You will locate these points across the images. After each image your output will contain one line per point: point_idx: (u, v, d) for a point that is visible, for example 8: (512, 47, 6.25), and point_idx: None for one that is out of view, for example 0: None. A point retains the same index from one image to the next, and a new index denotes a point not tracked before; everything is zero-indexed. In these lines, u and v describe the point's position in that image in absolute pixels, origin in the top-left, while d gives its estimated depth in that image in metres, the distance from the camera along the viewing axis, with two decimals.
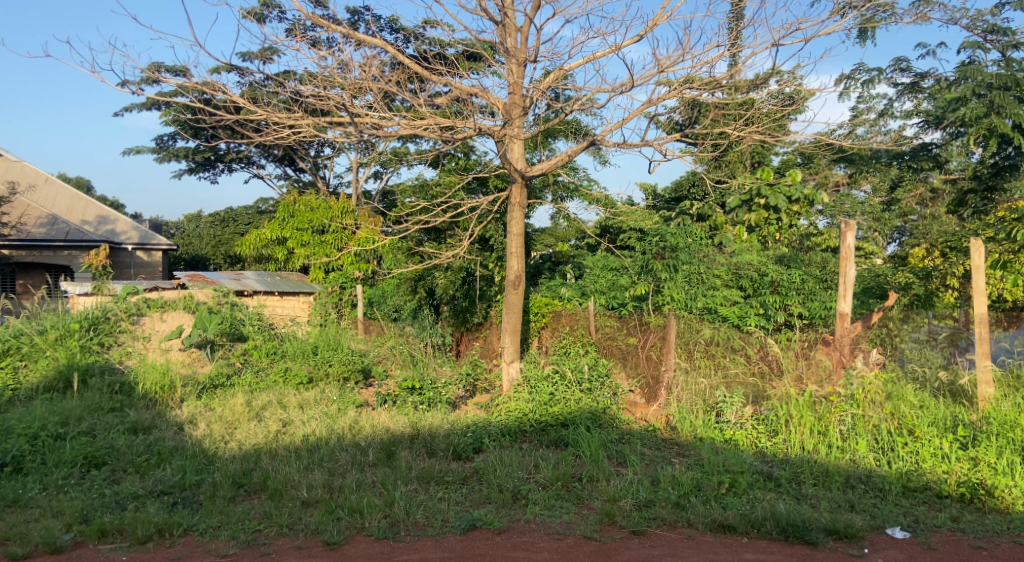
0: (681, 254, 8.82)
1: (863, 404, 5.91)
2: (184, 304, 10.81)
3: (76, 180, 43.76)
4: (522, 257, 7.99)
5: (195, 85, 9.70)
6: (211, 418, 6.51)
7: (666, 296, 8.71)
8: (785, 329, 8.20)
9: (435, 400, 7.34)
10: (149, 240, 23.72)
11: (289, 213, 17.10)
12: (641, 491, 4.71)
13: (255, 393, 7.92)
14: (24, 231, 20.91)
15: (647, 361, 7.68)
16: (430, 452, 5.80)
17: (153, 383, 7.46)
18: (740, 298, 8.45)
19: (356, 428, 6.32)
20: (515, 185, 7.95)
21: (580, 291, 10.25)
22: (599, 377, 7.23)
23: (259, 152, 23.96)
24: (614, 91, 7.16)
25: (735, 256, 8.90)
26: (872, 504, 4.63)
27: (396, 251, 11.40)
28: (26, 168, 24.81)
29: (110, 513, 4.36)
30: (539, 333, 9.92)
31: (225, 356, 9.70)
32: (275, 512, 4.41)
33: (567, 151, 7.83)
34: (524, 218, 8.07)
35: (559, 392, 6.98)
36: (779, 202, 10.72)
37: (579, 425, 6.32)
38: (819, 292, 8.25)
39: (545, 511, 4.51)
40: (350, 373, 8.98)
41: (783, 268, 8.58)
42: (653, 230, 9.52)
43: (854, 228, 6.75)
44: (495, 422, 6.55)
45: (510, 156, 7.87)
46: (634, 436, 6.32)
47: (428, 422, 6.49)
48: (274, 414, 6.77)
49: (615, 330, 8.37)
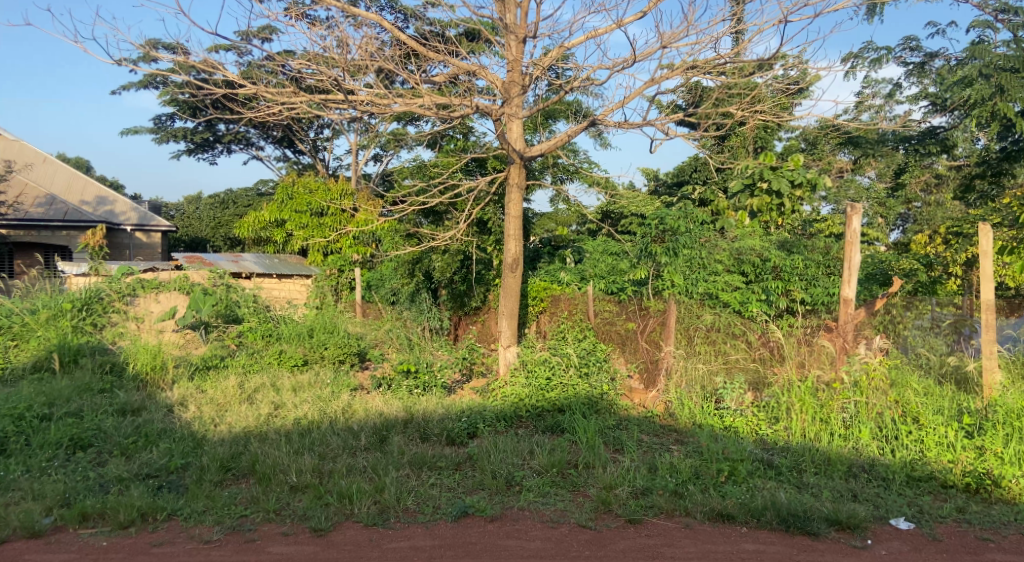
0: (682, 237, 8.70)
1: (867, 392, 5.78)
2: (179, 284, 10.68)
3: (76, 160, 43.66)
4: (521, 239, 7.80)
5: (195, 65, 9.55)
6: (202, 401, 6.40)
7: (666, 280, 8.56)
8: (787, 314, 8.06)
9: (431, 384, 7.19)
10: (149, 221, 23.59)
11: (288, 195, 16.94)
12: (638, 479, 4.59)
13: (249, 376, 7.82)
14: (22, 211, 20.76)
15: (647, 347, 7.55)
16: (424, 438, 5.68)
17: (144, 364, 7.34)
18: (741, 284, 8.35)
19: (349, 412, 6.20)
20: (514, 165, 7.73)
21: (580, 275, 10.13)
22: (596, 361, 7.11)
23: (258, 134, 23.77)
24: (616, 67, 6.93)
25: (737, 241, 8.81)
26: (875, 493, 4.52)
27: (394, 233, 11.25)
28: (25, 147, 24.59)
29: (92, 497, 4.24)
30: (537, 317, 9.79)
31: (219, 337, 9.61)
32: (263, 498, 4.30)
33: (567, 131, 7.62)
34: (523, 200, 7.85)
35: (556, 376, 6.84)
36: (782, 186, 10.80)
37: (576, 411, 6.21)
38: (822, 279, 8.09)
39: (539, 499, 4.40)
40: (346, 356, 8.84)
41: (785, 254, 8.47)
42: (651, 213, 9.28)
43: (860, 213, 6.55)
44: (491, 407, 6.42)
45: (509, 136, 7.63)
46: (632, 423, 6.21)
47: (423, 406, 6.37)
48: (266, 397, 6.64)
49: (615, 314, 8.28)
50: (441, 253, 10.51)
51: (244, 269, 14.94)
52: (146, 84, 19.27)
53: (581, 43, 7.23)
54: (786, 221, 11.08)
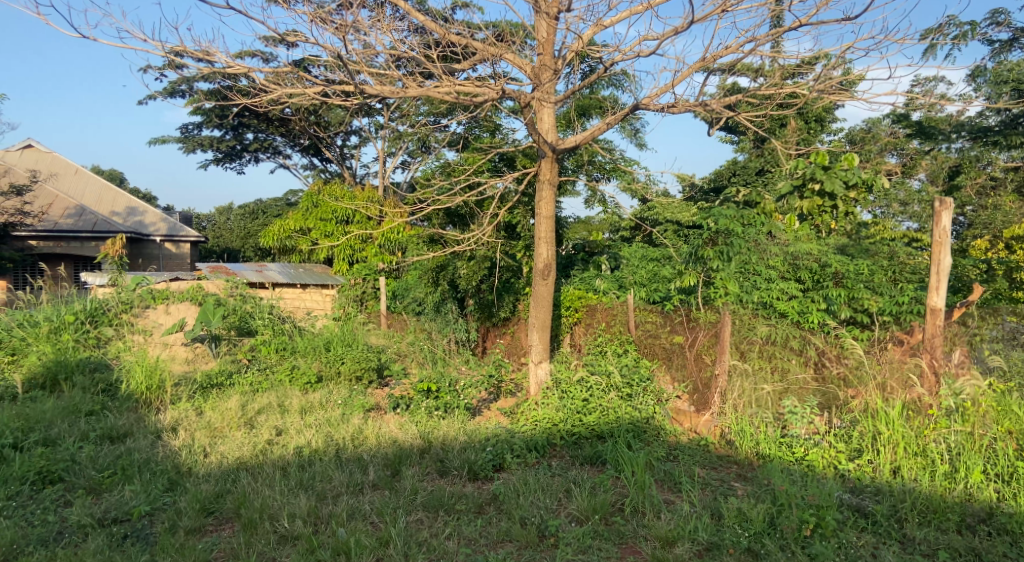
0: (735, 241, 7.70)
1: (971, 421, 4.84)
2: (191, 295, 10.11)
3: (110, 172, 44.38)
4: (553, 242, 6.95)
5: (221, 86, 9.09)
6: (196, 425, 5.70)
7: (718, 287, 7.61)
8: (854, 326, 7.05)
9: (453, 405, 6.35)
10: (178, 231, 23.39)
11: (313, 204, 16.48)
12: (700, 531, 3.74)
13: (256, 394, 7.15)
14: (51, 222, 20.62)
15: (696, 365, 6.70)
16: (443, 472, 4.90)
17: (140, 382, 6.69)
18: (798, 291, 7.40)
19: (359, 439, 5.44)
20: (545, 160, 6.88)
21: (617, 283, 9.17)
22: (640, 380, 6.25)
23: (285, 142, 23.38)
24: (662, 36, 5.81)
25: (789, 244, 7.88)
26: (1003, 554, 3.60)
27: (417, 240, 10.56)
28: (57, 159, 25.07)
29: (40, 550, 3.54)
30: (572, 330, 8.90)
31: (231, 352, 9.00)
32: (244, 552, 3.57)
33: (606, 119, 6.78)
34: (556, 198, 7.00)
35: (595, 397, 5.98)
36: (836, 188, 9.72)
37: (620, 440, 5.34)
38: (889, 287, 7.13)
39: (579, 557, 3.58)
40: (364, 372, 8.11)
41: (846, 259, 7.57)
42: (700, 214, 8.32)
43: (951, 208, 5.60)
44: (519, 433, 5.59)
45: (539, 127, 6.83)
46: (684, 452, 5.37)
47: (442, 431, 5.57)
48: (267, 420, 5.91)
49: (658, 327, 7.43)
50: (467, 259, 9.73)
51: (267, 280, 14.44)
52: (171, 92, 19.07)
53: (622, 18, 6.23)
54: (840, 224, 10.10)
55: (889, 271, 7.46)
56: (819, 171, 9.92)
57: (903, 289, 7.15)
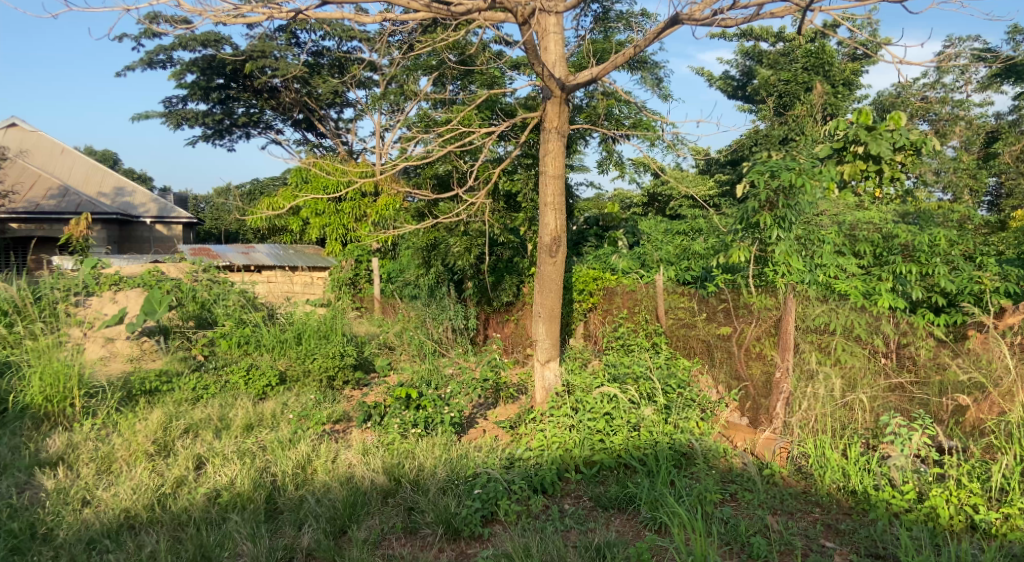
0: (804, 201, 5.22)
1: None
2: (143, 280, 8.69)
3: (103, 153, 43.15)
4: (562, 210, 5.43)
5: None
6: (93, 452, 4.33)
7: (775, 264, 5.40)
8: (925, 310, 5.36)
9: (435, 420, 4.85)
10: (168, 212, 22.07)
11: (302, 179, 14.97)
12: None
13: (194, 404, 5.78)
14: (31, 202, 19.03)
15: (749, 362, 5.31)
16: (410, 530, 3.49)
17: (42, 392, 5.32)
18: (859, 269, 5.75)
19: (305, 474, 4.04)
20: (551, 101, 5.34)
21: (638, 260, 7.58)
22: (680, 387, 4.78)
23: (276, 115, 21.46)
24: None
25: (841, 210, 6.31)
26: None
27: (403, 212, 9.08)
28: (40, 138, 23.85)
29: None
30: (586, 317, 7.45)
31: (185, 347, 7.64)
32: None
33: (628, 47, 5.13)
34: (565, 151, 5.47)
35: (620, 411, 4.48)
36: (884, 151, 7.17)
37: (658, 474, 3.92)
38: (968, 263, 5.54)
39: None
40: (337, 371, 6.75)
41: (917, 227, 6.02)
42: (757, 164, 5.61)
43: None
44: (521, 464, 4.15)
45: (544, 59, 5.34)
46: (745, 487, 3.94)
47: (415, 461, 4.12)
48: (189, 444, 4.51)
49: (694, 314, 6.01)
50: (462, 234, 8.28)
51: (253, 262, 13.23)
52: (150, 63, 17.72)
53: None
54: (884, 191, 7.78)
55: (966, 242, 5.86)
56: (861, 132, 7.34)
57: (983, 266, 5.59)
